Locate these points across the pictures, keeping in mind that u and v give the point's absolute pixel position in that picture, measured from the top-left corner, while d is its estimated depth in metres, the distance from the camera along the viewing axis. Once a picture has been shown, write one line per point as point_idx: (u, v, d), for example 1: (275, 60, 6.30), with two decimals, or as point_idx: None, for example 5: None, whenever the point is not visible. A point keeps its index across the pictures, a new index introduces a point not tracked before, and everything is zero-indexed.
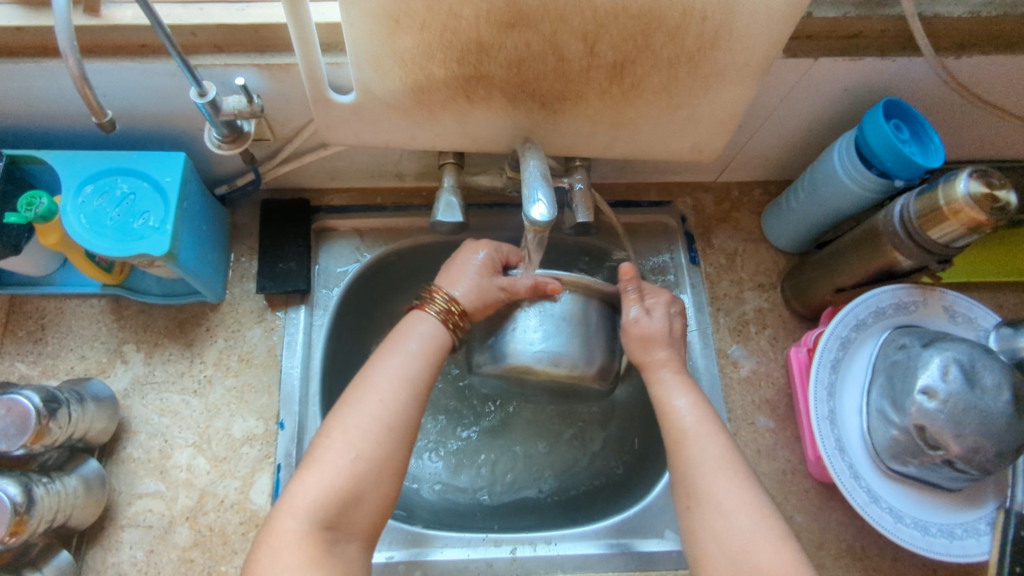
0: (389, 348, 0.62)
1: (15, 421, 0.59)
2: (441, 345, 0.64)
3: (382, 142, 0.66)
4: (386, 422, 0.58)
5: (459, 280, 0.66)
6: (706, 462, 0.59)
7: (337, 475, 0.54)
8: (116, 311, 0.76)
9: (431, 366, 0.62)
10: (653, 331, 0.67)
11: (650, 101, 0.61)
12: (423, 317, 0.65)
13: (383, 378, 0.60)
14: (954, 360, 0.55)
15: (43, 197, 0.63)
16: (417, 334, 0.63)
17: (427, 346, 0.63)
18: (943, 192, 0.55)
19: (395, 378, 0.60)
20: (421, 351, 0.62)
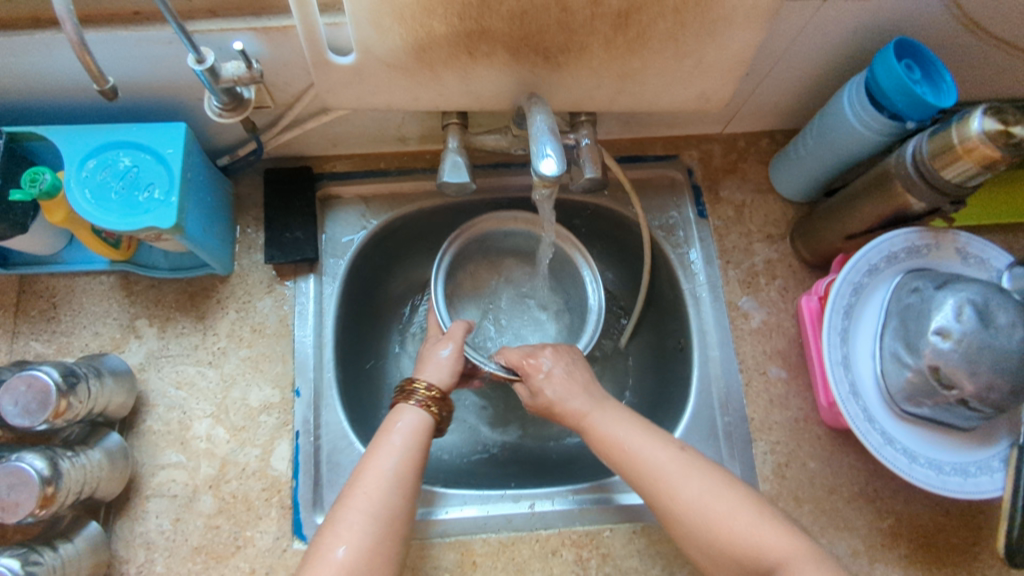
0: (377, 440, 0.62)
1: (37, 397, 0.60)
2: (421, 440, 0.62)
3: (384, 104, 0.66)
4: (374, 513, 0.56)
5: (429, 371, 0.68)
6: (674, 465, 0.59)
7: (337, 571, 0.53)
8: (126, 286, 0.76)
9: (416, 455, 0.61)
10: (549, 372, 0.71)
11: (656, 49, 0.59)
12: (407, 408, 0.64)
13: (370, 473, 0.58)
14: (968, 301, 0.55)
15: (47, 173, 0.62)
16: (404, 427, 0.62)
17: (412, 435, 0.62)
18: (956, 131, 0.54)
19: (384, 475, 0.58)
20: (404, 443, 0.61)
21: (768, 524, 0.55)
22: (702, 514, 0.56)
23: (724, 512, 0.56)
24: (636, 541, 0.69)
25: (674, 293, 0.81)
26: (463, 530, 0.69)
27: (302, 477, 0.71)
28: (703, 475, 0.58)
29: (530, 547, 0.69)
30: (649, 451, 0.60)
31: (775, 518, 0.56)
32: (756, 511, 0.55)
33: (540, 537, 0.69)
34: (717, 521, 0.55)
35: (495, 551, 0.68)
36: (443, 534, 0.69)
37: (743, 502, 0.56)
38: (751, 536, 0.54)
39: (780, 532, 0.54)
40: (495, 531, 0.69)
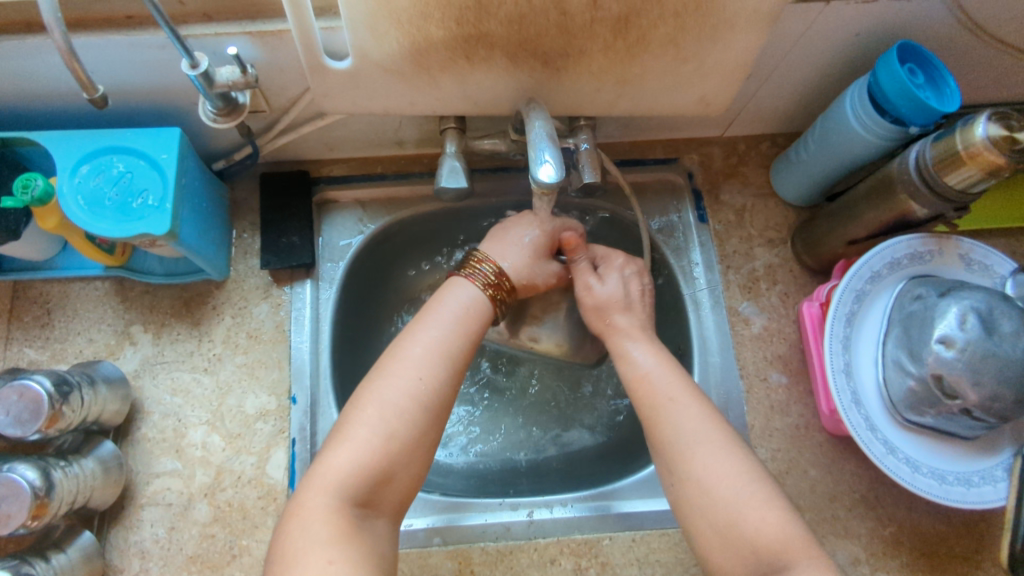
0: (425, 319, 0.61)
1: (29, 406, 0.59)
2: (476, 325, 0.63)
3: (381, 109, 0.65)
4: (419, 397, 0.56)
5: (507, 255, 0.68)
6: (686, 432, 0.58)
7: (370, 452, 0.53)
8: (121, 292, 0.76)
9: (464, 338, 0.61)
10: (607, 298, 0.70)
11: (656, 54, 0.59)
12: (466, 283, 0.65)
13: (415, 349, 0.59)
14: (972, 309, 0.54)
15: (39, 179, 0.62)
16: (458, 304, 0.63)
17: (461, 319, 0.62)
18: (960, 136, 0.54)
19: (431, 350, 0.59)
20: (460, 323, 0.62)
21: (778, 509, 0.53)
22: (710, 496, 0.55)
23: (732, 501, 0.54)
24: (636, 550, 0.69)
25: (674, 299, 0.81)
26: (461, 539, 0.69)
27: None
28: (730, 449, 0.57)
29: (528, 556, 0.68)
30: (677, 414, 0.60)
31: (781, 506, 0.54)
32: (758, 495, 0.54)
33: (539, 546, 0.69)
34: (724, 507, 0.54)
35: (493, 560, 0.68)
36: (441, 543, 0.68)
37: (748, 487, 0.55)
38: (757, 525, 0.53)
39: (777, 520, 0.53)
40: (493, 539, 0.69)
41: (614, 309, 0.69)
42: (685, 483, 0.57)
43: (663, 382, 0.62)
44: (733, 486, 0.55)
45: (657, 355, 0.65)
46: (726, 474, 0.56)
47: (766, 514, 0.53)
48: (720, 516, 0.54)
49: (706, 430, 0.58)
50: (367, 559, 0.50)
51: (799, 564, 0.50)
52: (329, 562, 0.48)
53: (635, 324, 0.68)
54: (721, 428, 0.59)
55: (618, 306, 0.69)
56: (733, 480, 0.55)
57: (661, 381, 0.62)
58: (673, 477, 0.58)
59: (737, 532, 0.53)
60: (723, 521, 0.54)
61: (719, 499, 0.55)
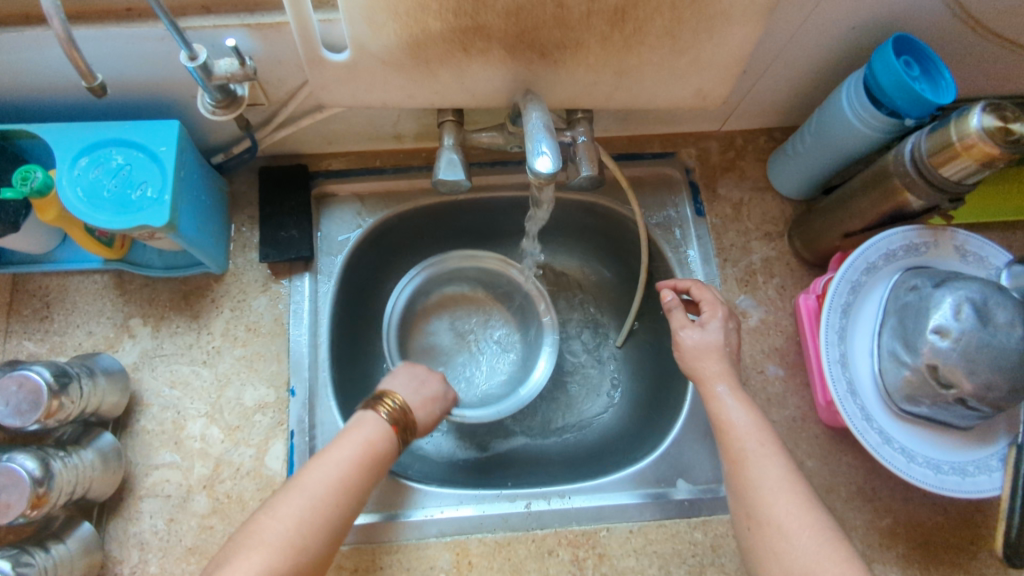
0: (327, 450, 0.57)
1: (28, 397, 0.59)
2: (375, 464, 0.58)
3: (380, 101, 0.65)
4: (311, 529, 0.53)
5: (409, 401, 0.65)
6: (765, 484, 0.56)
7: (276, 556, 0.51)
8: (120, 285, 0.76)
9: (366, 473, 0.57)
10: (707, 343, 0.66)
11: (653, 46, 0.59)
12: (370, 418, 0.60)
13: (321, 472, 0.55)
14: (966, 299, 0.55)
15: (38, 171, 0.62)
16: (362, 440, 0.58)
17: (367, 449, 0.58)
18: (955, 128, 0.54)
19: (327, 486, 0.55)
20: (364, 454, 0.57)
21: (861, 570, 0.51)
22: (786, 543, 0.53)
23: (811, 553, 0.52)
24: (633, 540, 0.69)
25: None
26: (458, 531, 0.69)
27: None
28: (810, 504, 0.55)
29: (526, 547, 0.68)
30: (760, 464, 0.57)
31: (858, 565, 0.52)
32: (838, 551, 0.52)
33: (537, 536, 0.69)
34: (800, 560, 0.52)
35: (491, 551, 0.68)
36: (438, 534, 0.69)
37: (827, 539, 0.53)
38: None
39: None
40: (491, 530, 0.69)
41: (709, 356, 0.65)
42: (764, 531, 0.55)
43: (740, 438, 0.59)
44: (812, 541, 0.53)
45: (748, 404, 0.62)
46: (806, 528, 0.53)
47: (846, 572, 0.51)
48: (795, 567, 0.52)
49: (787, 485, 0.56)
50: None
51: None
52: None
53: (719, 371, 0.64)
54: (804, 485, 0.56)
55: (713, 353, 0.65)
56: (814, 535, 0.53)
57: (751, 437, 0.59)
58: (751, 519, 0.56)
59: None
60: (797, 571, 0.52)
61: (795, 553, 0.53)
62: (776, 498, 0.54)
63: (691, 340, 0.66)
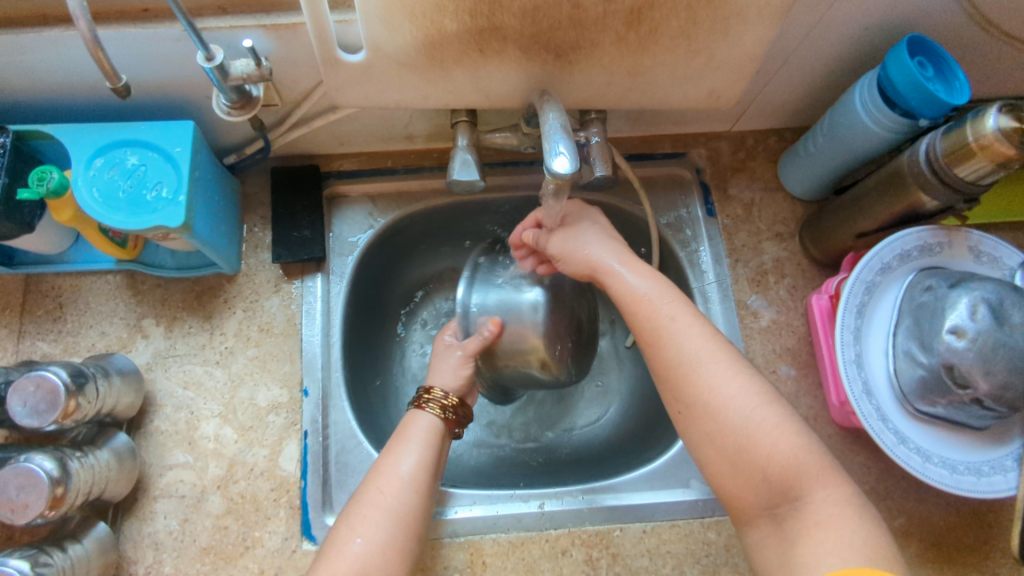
0: (395, 444, 0.62)
1: (45, 397, 0.59)
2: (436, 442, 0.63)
3: (394, 102, 0.65)
4: (398, 510, 0.57)
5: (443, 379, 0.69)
6: (687, 354, 0.57)
7: (360, 564, 0.53)
8: (133, 286, 0.76)
9: (432, 457, 0.61)
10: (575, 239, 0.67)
11: (668, 47, 0.59)
12: (421, 413, 0.65)
13: (392, 471, 0.59)
14: (982, 299, 0.55)
15: (54, 172, 0.62)
16: (425, 431, 0.63)
17: (426, 440, 0.62)
18: (971, 128, 0.54)
19: (406, 474, 0.59)
20: (427, 443, 0.62)
21: (791, 431, 0.53)
22: (716, 422, 0.55)
23: (741, 427, 0.54)
24: (647, 541, 0.69)
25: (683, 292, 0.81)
26: (472, 531, 0.69)
27: (311, 476, 0.71)
28: (733, 372, 0.56)
29: (540, 547, 0.68)
30: (676, 339, 0.58)
31: (794, 428, 0.54)
32: (769, 419, 0.54)
33: (550, 537, 0.69)
34: (738, 434, 0.54)
35: (505, 551, 0.68)
36: (453, 533, 0.69)
37: (758, 409, 0.54)
38: (770, 449, 0.53)
39: (784, 440, 0.53)
40: (504, 530, 0.69)
41: (600, 244, 0.66)
42: (694, 413, 0.56)
43: (649, 308, 0.60)
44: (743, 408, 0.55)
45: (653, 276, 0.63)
46: (733, 395, 0.55)
47: (778, 439, 0.53)
48: (731, 441, 0.54)
49: (710, 352, 0.57)
50: None
51: (814, 491, 0.51)
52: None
53: (609, 255, 0.65)
54: (723, 344, 0.58)
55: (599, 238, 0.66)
56: (744, 403, 0.55)
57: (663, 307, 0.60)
58: (680, 404, 0.58)
59: (747, 455, 0.53)
60: (733, 445, 0.54)
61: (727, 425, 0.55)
62: (710, 394, 0.56)
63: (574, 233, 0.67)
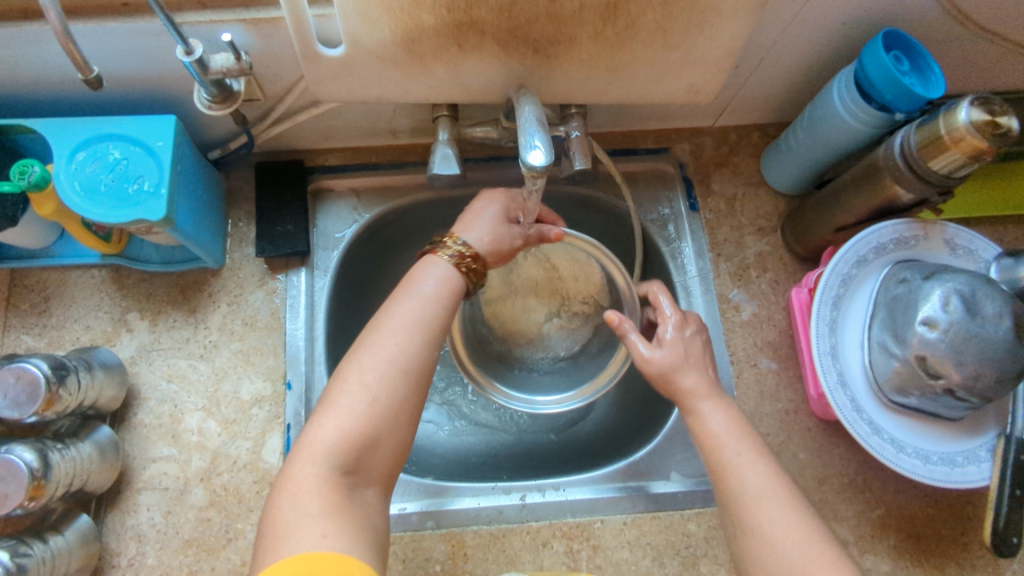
0: (401, 293, 0.59)
1: (26, 388, 0.60)
2: (450, 290, 0.60)
3: (375, 96, 0.66)
4: (401, 365, 0.54)
5: (474, 226, 0.64)
6: (750, 486, 0.55)
7: (355, 420, 0.51)
8: (118, 280, 0.76)
9: (443, 311, 0.58)
10: (668, 363, 0.63)
11: (645, 42, 0.60)
12: (435, 261, 0.61)
13: (396, 319, 0.56)
14: (955, 291, 0.55)
15: (36, 165, 0.62)
16: (433, 277, 0.60)
17: (438, 291, 0.59)
18: (943, 122, 0.55)
19: (409, 319, 0.56)
20: (436, 291, 0.59)
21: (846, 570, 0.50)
22: (773, 552, 0.51)
23: (797, 557, 0.51)
24: (627, 532, 0.70)
25: (665, 286, 0.82)
26: (454, 523, 0.69)
27: None
28: (795, 505, 0.54)
29: (521, 538, 0.69)
30: (743, 473, 0.56)
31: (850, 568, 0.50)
32: (826, 554, 0.51)
33: (531, 528, 0.69)
34: (790, 565, 0.50)
35: (486, 542, 0.69)
36: (435, 526, 0.69)
37: (814, 543, 0.51)
38: None
39: None
40: (486, 522, 0.70)
41: (681, 372, 0.62)
42: (749, 540, 0.53)
43: (723, 440, 0.58)
44: (797, 546, 0.51)
45: (734, 417, 0.60)
46: (792, 531, 0.52)
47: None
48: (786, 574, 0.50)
49: (772, 486, 0.55)
50: (357, 536, 0.48)
51: None
52: (323, 537, 0.46)
53: (700, 387, 0.62)
54: (786, 486, 0.55)
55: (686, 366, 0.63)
56: (799, 539, 0.51)
57: (729, 438, 0.58)
58: (736, 531, 0.54)
59: None
60: None
61: (782, 560, 0.51)
62: (769, 525, 0.53)
63: (655, 362, 0.63)
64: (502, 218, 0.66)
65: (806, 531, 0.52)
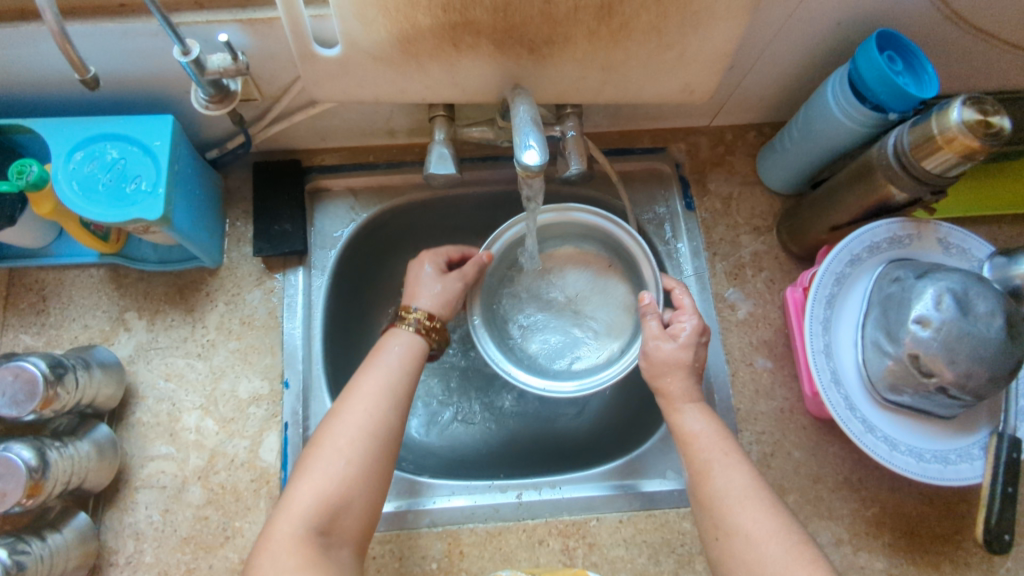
0: (369, 364, 0.62)
1: (24, 386, 0.60)
2: (414, 363, 0.63)
3: (371, 96, 0.66)
4: (372, 430, 0.57)
5: (420, 292, 0.69)
6: (729, 492, 0.56)
7: (332, 483, 0.54)
8: (116, 279, 0.77)
9: (409, 381, 0.62)
10: (673, 359, 0.64)
11: (640, 42, 0.60)
12: (398, 332, 0.65)
13: (369, 385, 0.60)
14: (947, 290, 0.56)
15: (34, 165, 0.63)
16: (399, 351, 0.63)
17: (404, 363, 0.63)
18: (936, 122, 0.55)
19: (381, 388, 0.60)
20: (400, 362, 0.63)
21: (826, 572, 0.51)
22: (755, 552, 0.53)
23: (779, 558, 0.52)
24: (623, 530, 0.70)
25: None
26: (450, 520, 0.70)
27: (291, 467, 0.71)
28: (775, 510, 0.55)
29: (517, 536, 0.69)
30: (725, 473, 0.57)
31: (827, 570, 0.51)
32: (806, 556, 0.52)
33: (527, 526, 0.70)
34: (772, 566, 0.52)
35: (482, 541, 0.69)
36: (431, 524, 0.70)
37: (794, 546, 0.53)
38: None
39: None
40: (482, 520, 0.70)
41: (677, 373, 0.64)
42: (730, 542, 0.55)
43: (704, 445, 0.60)
44: (780, 548, 0.52)
45: (709, 416, 0.63)
46: (773, 534, 0.53)
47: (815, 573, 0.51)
48: (766, 574, 0.52)
49: (753, 489, 0.56)
50: None
51: None
52: None
53: (683, 390, 0.63)
54: (766, 490, 0.56)
55: (682, 371, 0.64)
56: (781, 542, 0.53)
57: (713, 446, 0.59)
58: (720, 530, 0.56)
59: None
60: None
61: (766, 561, 0.52)
62: (751, 525, 0.54)
63: (662, 353, 0.64)
64: (439, 275, 0.71)
65: (783, 531, 0.53)
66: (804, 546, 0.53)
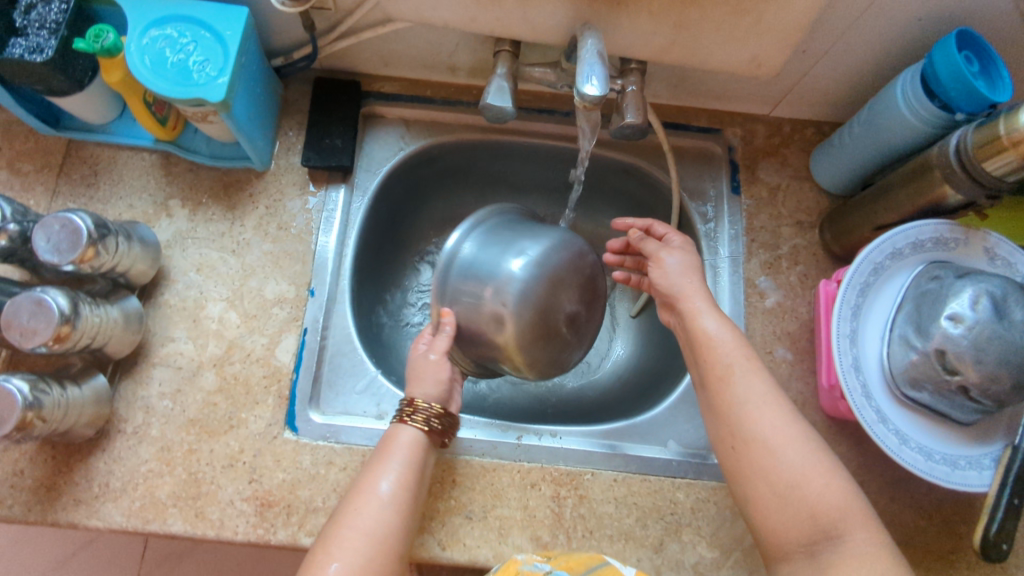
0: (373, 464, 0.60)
1: (68, 237, 0.62)
2: (416, 458, 0.61)
3: (441, 21, 0.67)
4: (376, 534, 0.55)
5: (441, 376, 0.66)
6: (746, 398, 0.57)
7: None
8: (166, 167, 0.79)
9: (415, 477, 0.60)
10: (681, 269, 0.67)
11: (715, 2, 0.60)
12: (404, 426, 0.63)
13: (373, 488, 0.58)
14: (986, 292, 0.54)
15: (111, 32, 0.64)
16: (402, 449, 0.61)
17: (408, 460, 0.61)
18: (1004, 122, 0.54)
19: (386, 495, 0.58)
20: (404, 464, 0.60)
21: (840, 477, 0.54)
22: (773, 458, 0.54)
23: (797, 462, 0.54)
24: (615, 489, 0.70)
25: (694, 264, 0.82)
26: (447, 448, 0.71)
27: (303, 371, 0.73)
28: (792, 416, 0.56)
29: (509, 476, 0.70)
30: (745, 380, 0.58)
31: (845, 479, 0.54)
32: (821, 464, 0.54)
33: (522, 468, 0.70)
34: (787, 473, 0.54)
35: (476, 473, 0.69)
36: None
37: (811, 453, 0.54)
38: (819, 490, 0.53)
39: (832, 491, 0.53)
40: (479, 455, 0.71)
41: (689, 274, 0.66)
42: (749, 447, 0.56)
43: (725, 352, 0.60)
44: (797, 454, 0.54)
45: (725, 320, 0.63)
46: (791, 441, 0.55)
47: (829, 482, 0.53)
48: (780, 478, 0.54)
49: (767, 400, 0.57)
50: None
51: (855, 533, 0.51)
52: None
53: (699, 288, 0.65)
54: (783, 398, 0.58)
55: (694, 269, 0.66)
56: (799, 449, 0.55)
57: (734, 350, 0.60)
58: (736, 438, 0.57)
59: (795, 495, 0.53)
60: (782, 482, 0.54)
61: (781, 467, 0.54)
62: (769, 432, 0.56)
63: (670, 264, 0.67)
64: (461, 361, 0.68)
65: (798, 438, 0.55)
66: (820, 453, 0.55)
